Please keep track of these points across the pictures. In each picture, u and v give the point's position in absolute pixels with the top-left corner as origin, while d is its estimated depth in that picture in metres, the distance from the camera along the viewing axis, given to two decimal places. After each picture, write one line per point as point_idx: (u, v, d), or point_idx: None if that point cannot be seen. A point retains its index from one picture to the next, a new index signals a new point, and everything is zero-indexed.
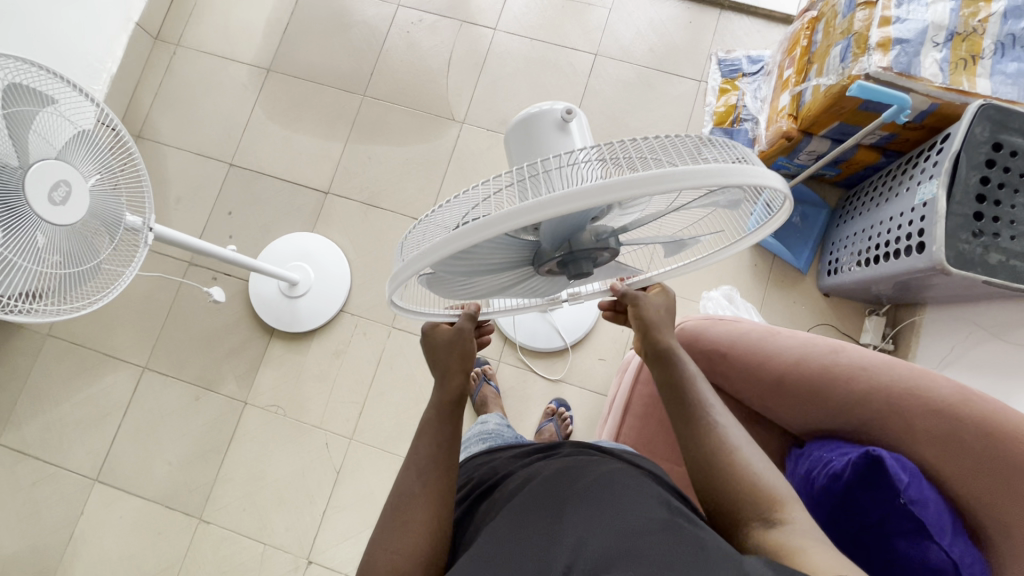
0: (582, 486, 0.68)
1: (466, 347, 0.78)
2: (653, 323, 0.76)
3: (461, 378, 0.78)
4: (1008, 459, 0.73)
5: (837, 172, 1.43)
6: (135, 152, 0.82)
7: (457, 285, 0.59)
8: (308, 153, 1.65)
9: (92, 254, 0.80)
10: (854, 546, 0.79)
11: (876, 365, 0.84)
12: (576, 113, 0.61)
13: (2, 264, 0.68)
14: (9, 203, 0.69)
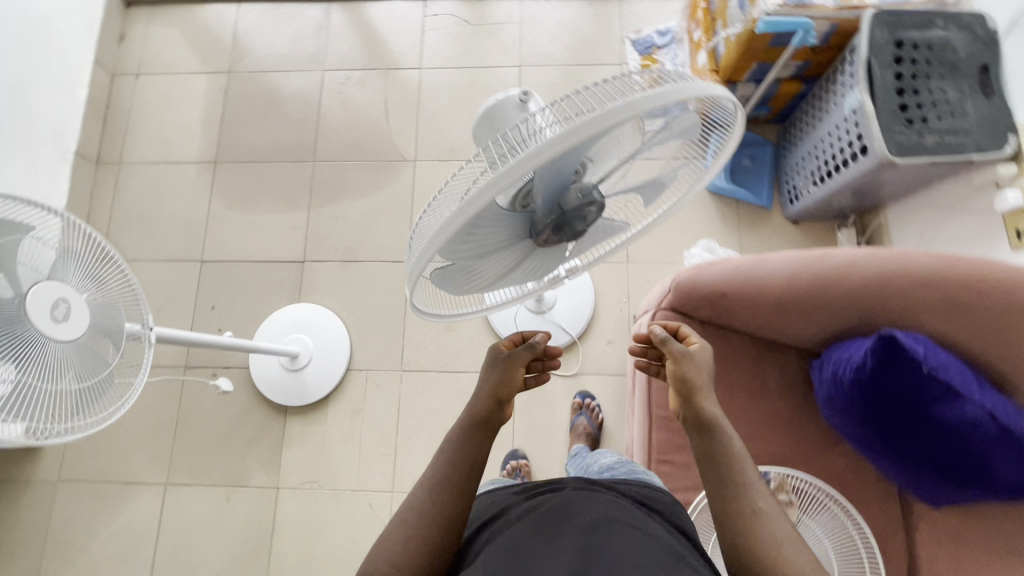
0: (582, 520, 0.69)
1: (508, 376, 0.82)
2: (694, 384, 0.73)
3: (493, 407, 0.81)
4: (1003, 303, 0.80)
5: (769, 110, 1.52)
6: (118, 257, 0.84)
7: (465, 280, 0.61)
8: (275, 229, 1.68)
9: (102, 365, 0.81)
10: (898, 426, 0.83)
11: (862, 260, 0.88)
12: (532, 93, 0.73)
13: (23, 392, 0.70)
14: (14, 332, 0.70)
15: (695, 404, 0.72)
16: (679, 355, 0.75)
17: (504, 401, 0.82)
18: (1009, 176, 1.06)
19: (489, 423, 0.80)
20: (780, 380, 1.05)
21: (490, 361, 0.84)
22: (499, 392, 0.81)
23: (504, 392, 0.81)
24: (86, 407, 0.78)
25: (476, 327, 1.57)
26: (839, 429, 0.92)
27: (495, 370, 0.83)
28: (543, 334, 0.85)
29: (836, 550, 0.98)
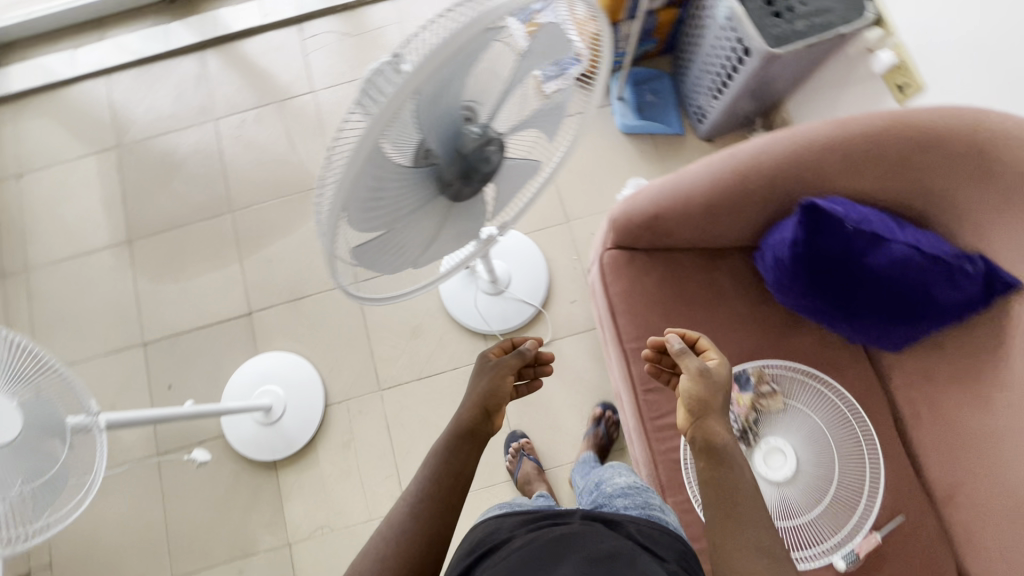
0: (579, 557, 0.63)
1: (496, 384, 0.87)
2: (707, 400, 0.75)
3: (482, 416, 0.85)
4: (899, 146, 0.85)
5: (656, 42, 1.58)
6: (37, 347, 0.77)
7: (389, 257, 0.59)
8: (213, 290, 1.63)
9: (49, 461, 0.76)
10: (843, 287, 0.86)
11: (766, 146, 0.93)
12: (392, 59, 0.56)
13: None
14: None
15: (709, 424, 0.73)
16: (697, 369, 0.76)
17: (493, 410, 0.86)
18: (877, 39, 1.15)
19: (476, 433, 0.84)
20: (733, 283, 1.09)
21: (480, 368, 0.90)
22: (488, 400, 0.86)
23: (491, 401, 0.86)
24: (40, 510, 0.75)
25: (441, 326, 1.56)
26: (793, 308, 0.96)
27: (484, 377, 0.88)
28: (532, 341, 0.92)
29: (825, 420, 1.03)
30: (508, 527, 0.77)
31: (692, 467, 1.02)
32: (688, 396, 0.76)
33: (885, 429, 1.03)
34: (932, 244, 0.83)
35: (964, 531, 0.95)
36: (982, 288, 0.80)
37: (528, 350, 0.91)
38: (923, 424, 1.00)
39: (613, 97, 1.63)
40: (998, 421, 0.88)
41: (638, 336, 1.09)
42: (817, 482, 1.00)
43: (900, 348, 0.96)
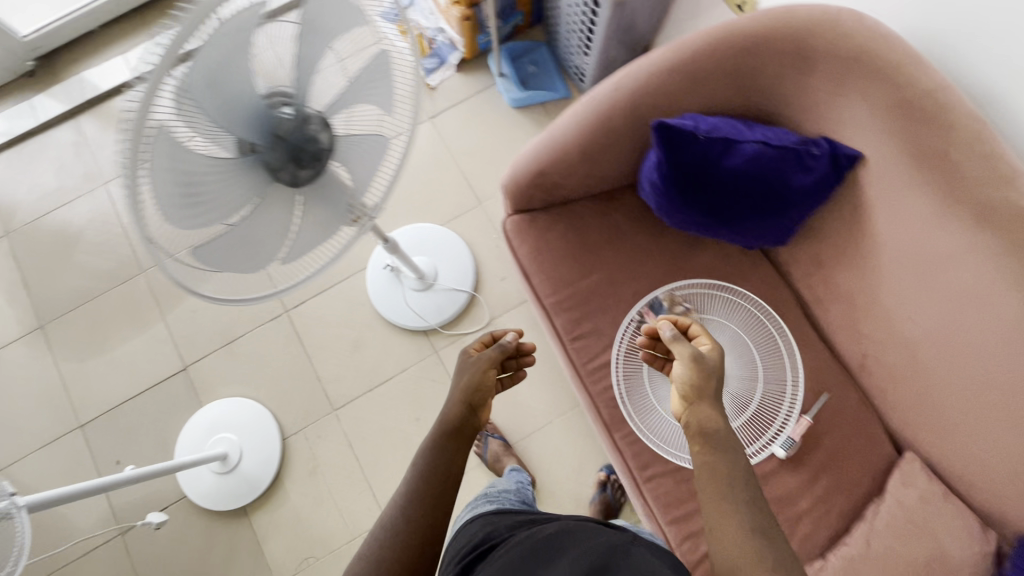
0: (580, 547, 0.64)
1: (481, 379, 0.90)
2: (699, 384, 0.75)
3: (468, 410, 0.87)
4: (730, 54, 0.90)
5: (523, 15, 1.62)
6: None
7: (235, 251, 0.60)
8: (142, 354, 1.58)
9: None
10: (714, 195, 0.92)
11: (618, 83, 0.97)
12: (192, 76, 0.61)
13: None
14: None
15: (703, 409, 0.74)
16: (689, 355, 0.77)
17: (479, 406, 0.88)
18: None
19: (462, 431, 0.85)
20: (630, 220, 1.13)
21: (463, 365, 0.92)
22: (472, 396, 0.88)
23: (477, 396, 0.88)
24: None
25: (382, 334, 1.57)
26: (681, 228, 1.01)
27: (468, 372, 0.90)
28: (513, 333, 0.96)
29: (740, 324, 1.08)
30: (505, 528, 0.77)
31: (630, 400, 1.05)
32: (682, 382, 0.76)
33: (796, 321, 1.09)
34: (777, 136, 0.89)
35: (880, 393, 1.03)
36: (829, 165, 0.87)
37: (511, 343, 0.95)
38: (826, 307, 1.06)
39: (494, 75, 1.66)
40: (880, 287, 0.94)
41: (555, 290, 1.13)
42: (747, 382, 1.05)
43: (785, 242, 1.02)
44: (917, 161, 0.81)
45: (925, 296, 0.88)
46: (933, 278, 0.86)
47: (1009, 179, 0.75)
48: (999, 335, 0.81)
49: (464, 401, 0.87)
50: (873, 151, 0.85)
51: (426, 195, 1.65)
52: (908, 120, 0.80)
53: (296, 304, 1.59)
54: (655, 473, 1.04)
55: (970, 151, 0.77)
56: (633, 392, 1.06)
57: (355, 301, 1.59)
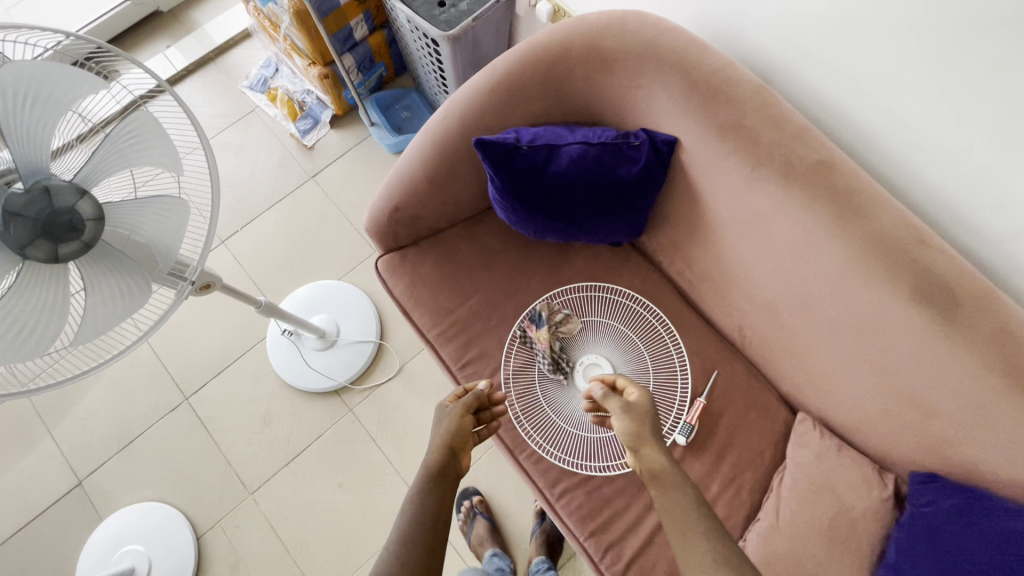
0: None
1: (460, 426, 0.87)
2: (635, 432, 0.77)
3: (451, 456, 0.83)
4: (540, 68, 0.94)
5: (385, 66, 1.68)
6: None
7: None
8: (29, 475, 1.45)
9: None
10: (553, 198, 0.95)
11: (447, 111, 1.01)
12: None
13: None
14: None
15: (647, 454, 0.75)
16: (622, 407, 0.79)
17: (460, 453, 0.85)
18: None
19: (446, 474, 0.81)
20: (499, 239, 1.14)
21: (440, 415, 0.89)
22: (455, 444, 0.85)
23: (460, 441, 0.85)
24: None
25: (292, 402, 1.50)
26: (538, 235, 1.03)
27: (445, 420, 0.88)
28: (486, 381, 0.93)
29: (621, 320, 1.08)
30: None
31: (527, 418, 1.04)
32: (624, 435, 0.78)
33: (674, 306, 1.11)
34: (598, 134, 0.94)
35: (763, 360, 1.04)
36: (649, 152, 0.91)
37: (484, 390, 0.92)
38: (697, 286, 1.08)
39: (368, 125, 1.68)
40: (730, 258, 0.97)
41: (436, 322, 1.11)
42: (638, 375, 1.04)
43: (639, 232, 1.05)
44: (721, 135, 0.86)
45: (766, 259, 0.92)
46: (766, 241, 0.90)
47: (797, 137, 0.83)
48: (832, 281, 0.85)
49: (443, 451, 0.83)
50: (684, 133, 0.90)
51: (319, 252, 1.62)
52: (705, 101, 0.86)
53: (196, 389, 1.51)
54: (565, 488, 1.01)
55: (761, 119, 0.84)
56: (530, 411, 1.04)
57: (259, 374, 1.52)
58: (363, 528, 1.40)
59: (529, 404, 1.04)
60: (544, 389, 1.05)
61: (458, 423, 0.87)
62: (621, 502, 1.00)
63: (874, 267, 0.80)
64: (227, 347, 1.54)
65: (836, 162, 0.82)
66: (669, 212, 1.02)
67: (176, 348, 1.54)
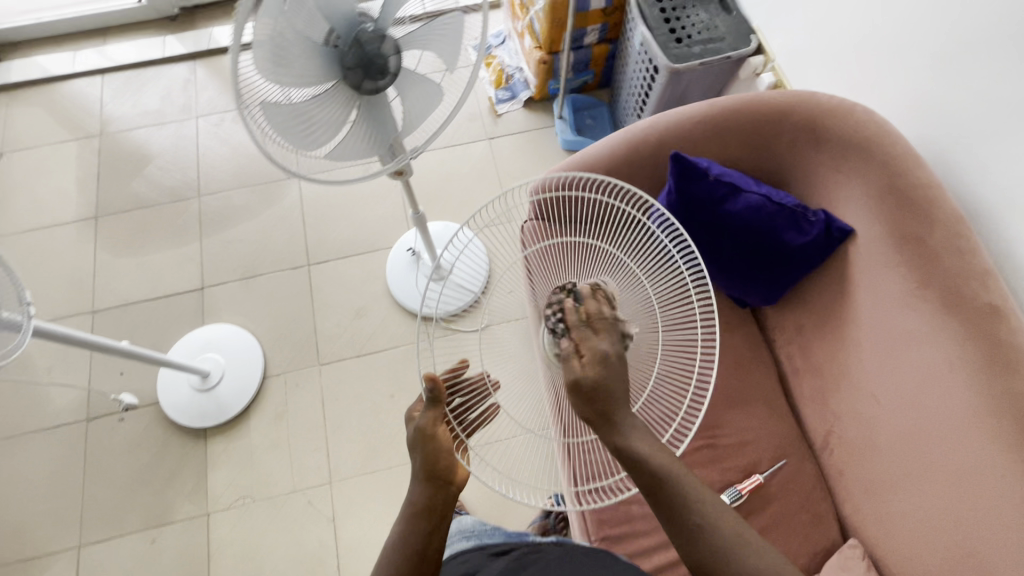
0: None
1: (433, 450, 0.80)
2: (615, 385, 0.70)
3: (433, 486, 0.81)
4: (756, 121, 1.02)
5: (594, 75, 1.82)
6: None
7: (308, 133, 0.72)
8: (169, 264, 1.71)
9: None
10: (716, 232, 1.00)
11: (652, 120, 1.09)
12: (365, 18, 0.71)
13: None
14: None
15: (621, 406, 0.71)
16: (599, 354, 0.71)
17: (447, 476, 0.81)
18: (761, 64, 1.36)
19: (434, 508, 0.80)
20: None
21: (412, 436, 0.82)
22: (433, 469, 0.80)
23: (439, 466, 0.80)
24: None
25: (386, 308, 1.66)
26: None
27: (420, 443, 0.81)
28: (432, 378, 0.78)
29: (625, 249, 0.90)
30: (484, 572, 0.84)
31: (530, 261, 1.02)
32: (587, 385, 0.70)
33: (771, 384, 1.12)
34: (781, 194, 0.99)
35: (837, 473, 1.03)
36: (823, 231, 0.96)
37: (438, 394, 0.80)
38: (801, 376, 1.09)
39: (555, 116, 1.85)
40: (853, 361, 0.99)
41: None
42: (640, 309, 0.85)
43: (772, 302, 1.09)
44: (900, 245, 0.89)
45: (890, 374, 0.93)
46: (898, 355, 0.91)
47: (979, 274, 0.82)
48: (950, 416, 0.84)
49: (427, 473, 0.81)
50: (865, 228, 0.94)
51: (465, 200, 1.78)
52: (899, 207, 0.89)
53: (320, 261, 1.71)
54: None
55: (948, 243, 0.85)
56: (472, 397, 0.85)
57: (371, 274, 1.70)
58: (393, 440, 1.51)
59: (470, 391, 0.85)
60: (488, 373, 0.87)
61: (426, 436, 0.81)
62: (643, 526, 1.03)
63: (1003, 422, 0.78)
64: (358, 241, 1.74)
65: (1009, 312, 0.80)
66: (810, 296, 1.06)
67: (319, 221, 1.76)
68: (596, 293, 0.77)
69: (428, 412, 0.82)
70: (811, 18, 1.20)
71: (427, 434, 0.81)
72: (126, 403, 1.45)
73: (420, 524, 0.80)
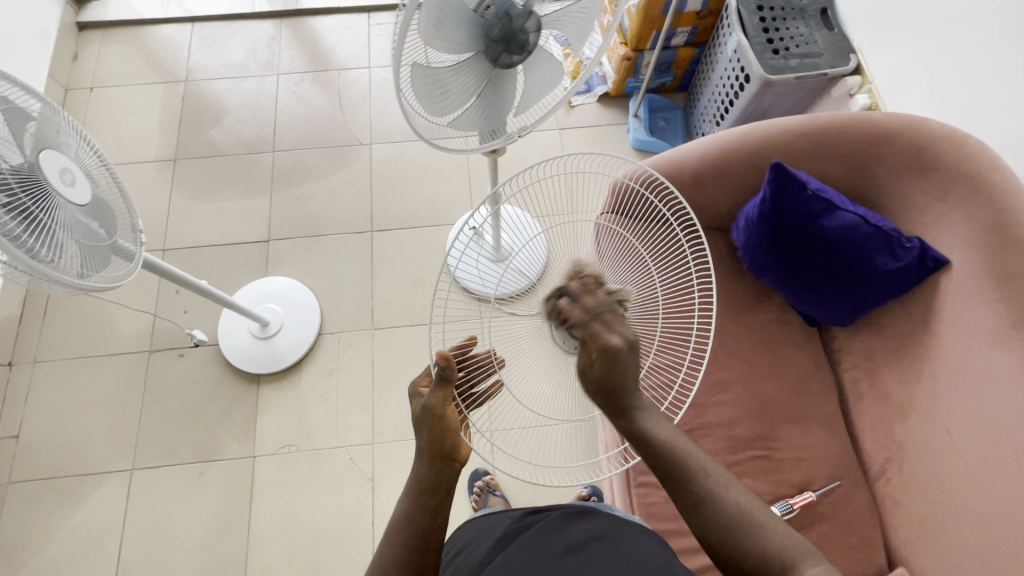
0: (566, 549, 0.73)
1: (438, 431, 0.76)
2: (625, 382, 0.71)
3: (440, 464, 0.76)
4: (858, 141, 1.02)
5: (674, 77, 1.81)
6: (103, 153, 0.93)
7: (441, 97, 0.76)
8: (239, 213, 1.77)
9: (101, 261, 0.85)
10: (804, 246, 1.02)
11: (750, 128, 1.09)
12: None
13: (49, 235, 0.75)
14: (45, 194, 0.75)
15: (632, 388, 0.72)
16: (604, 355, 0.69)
17: (453, 454, 0.77)
18: (857, 85, 1.34)
19: (438, 487, 0.76)
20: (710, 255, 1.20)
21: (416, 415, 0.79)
22: (440, 449, 0.76)
23: (446, 445, 0.76)
24: (97, 265, 0.84)
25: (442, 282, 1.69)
26: (753, 270, 1.12)
27: (427, 425, 0.77)
28: (440, 356, 0.74)
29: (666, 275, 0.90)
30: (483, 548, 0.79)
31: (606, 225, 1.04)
32: (598, 381, 0.71)
33: (832, 406, 1.11)
34: (876, 218, 0.99)
35: (891, 501, 1.03)
36: (915, 259, 0.96)
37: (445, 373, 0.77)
38: (865, 402, 1.09)
39: (630, 114, 1.84)
40: (927, 391, 0.99)
41: None
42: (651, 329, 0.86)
43: (847, 322, 1.10)
44: (997, 283, 0.88)
45: (967, 410, 0.93)
46: (977, 392, 0.91)
47: None
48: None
49: (431, 454, 0.76)
50: (961, 261, 0.93)
51: None
52: (1003, 244, 0.88)
53: (383, 228, 1.75)
54: (647, 482, 1.08)
55: None
56: (477, 373, 0.83)
57: (431, 247, 1.73)
58: None
59: (476, 367, 0.83)
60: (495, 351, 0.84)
61: (432, 416, 0.77)
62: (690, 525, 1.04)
63: None
64: (421, 213, 1.77)
65: None
66: (886, 322, 1.07)
67: (386, 189, 1.80)
68: (583, 283, 0.72)
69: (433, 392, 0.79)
70: (917, 42, 1.18)
71: (436, 414, 0.77)
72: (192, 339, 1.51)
73: (426, 500, 0.75)
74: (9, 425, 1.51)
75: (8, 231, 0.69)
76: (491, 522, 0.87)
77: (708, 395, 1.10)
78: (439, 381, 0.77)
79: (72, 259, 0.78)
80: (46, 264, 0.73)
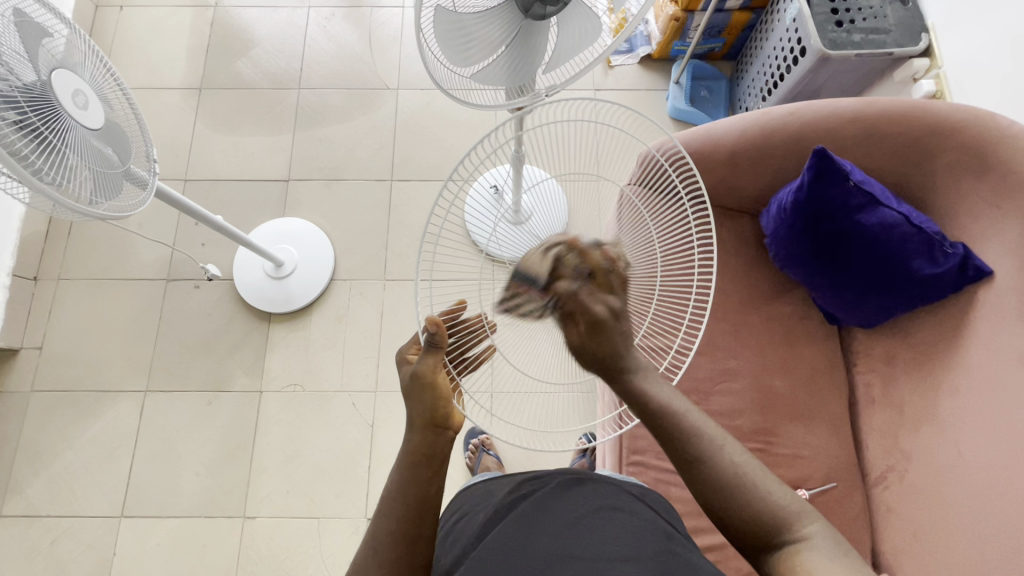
0: (562, 521, 0.65)
1: (430, 403, 0.70)
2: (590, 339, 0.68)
3: (433, 434, 0.70)
4: (912, 133, 0.95)
5: (723, 43, 1.69)
6: (117, 73, 0.90)
7: (460, 44, 0.73)
8: (260, 148, 1.75)
9: (113, 189, 0.84)
10: (838, 239, 0.97)
11: (799, 108, 1.02)
12: None
13: (55, 156, 0.73)
14: (56, 117, 0.74)
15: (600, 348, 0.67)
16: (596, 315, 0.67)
17: (446, 423, 0.70)
18: (924, 68, 1.23)
19: (433, 455, 0.69)
20: (735, 239, 1.15)
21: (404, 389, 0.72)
22: (432, 418, 0.70)
23: (439, 414, 0.70)
24: (108, 194, 0.83)
25: None
26: (778, 260, 1.07)
27: (416, 396, 0.70)
28: (432, 323, 0.67)
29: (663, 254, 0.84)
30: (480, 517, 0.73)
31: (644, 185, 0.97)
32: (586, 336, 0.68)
33: (841, 408, 1.08)
34: (919, 218, 0.93)
35: (887, 509, 1.00)
36: (955, 266, 0.90)
37: (435, 340, 0.70)
38: (874, 408, 1.06)
39: (671, 81, 1.73)
40: (944, 402, 0.95)
41: None
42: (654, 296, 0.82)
43: (869, 324, 1.05)
44: None
45: (983, 431, 0.88)
46: (998, 413, 0.87)
47: None
48: None
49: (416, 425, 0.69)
50: (1005, 272, 0.87)
51: None
52: None
53: (403, 178, 1.71)
54: (640, 460, 1.08)
55: None
56: (467, 338, 0.76)
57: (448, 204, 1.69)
58: None
59: (467, 332, 0.76)
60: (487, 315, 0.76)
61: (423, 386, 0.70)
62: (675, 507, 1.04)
63: None
64: (443, 166, 1.72)
65: None
66: (914, 328, 1.02)
67: (409, 138, 1.75)
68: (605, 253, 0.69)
69: (423, 362, 0.71)
70: (999, 26, 1.07)
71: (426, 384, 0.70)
72: (208, 271, 1.53)
73: (421, 471, 0.68)
74: (33, 337, 1.57)
75: (16, 150, 0.68)
76: (492, 486, 0.82)
77: (712, 381, 1.07)
78: (428, 350, 0.71)
79: (82, 185, 0.78)
80: (55, 188, 0.73)
